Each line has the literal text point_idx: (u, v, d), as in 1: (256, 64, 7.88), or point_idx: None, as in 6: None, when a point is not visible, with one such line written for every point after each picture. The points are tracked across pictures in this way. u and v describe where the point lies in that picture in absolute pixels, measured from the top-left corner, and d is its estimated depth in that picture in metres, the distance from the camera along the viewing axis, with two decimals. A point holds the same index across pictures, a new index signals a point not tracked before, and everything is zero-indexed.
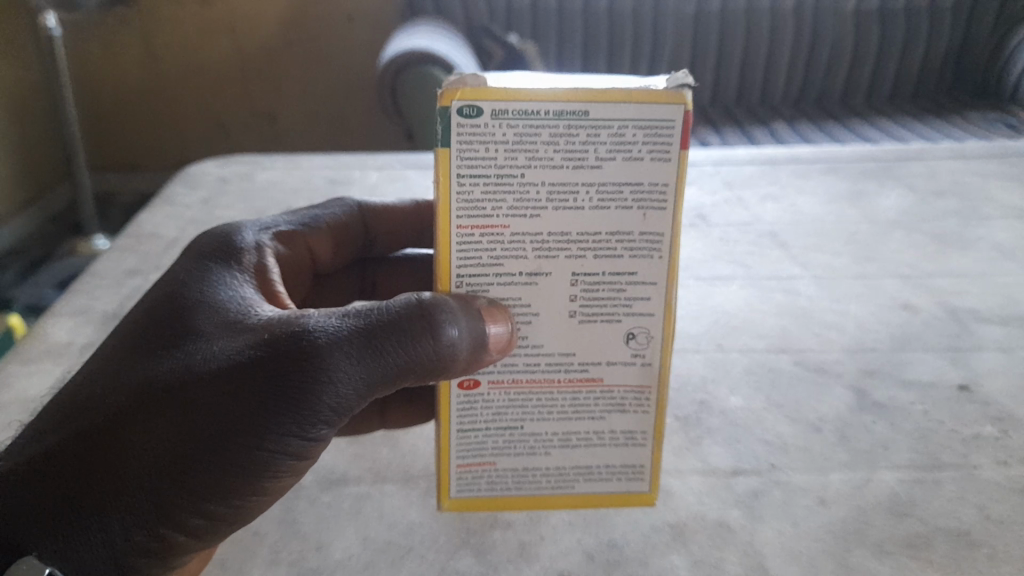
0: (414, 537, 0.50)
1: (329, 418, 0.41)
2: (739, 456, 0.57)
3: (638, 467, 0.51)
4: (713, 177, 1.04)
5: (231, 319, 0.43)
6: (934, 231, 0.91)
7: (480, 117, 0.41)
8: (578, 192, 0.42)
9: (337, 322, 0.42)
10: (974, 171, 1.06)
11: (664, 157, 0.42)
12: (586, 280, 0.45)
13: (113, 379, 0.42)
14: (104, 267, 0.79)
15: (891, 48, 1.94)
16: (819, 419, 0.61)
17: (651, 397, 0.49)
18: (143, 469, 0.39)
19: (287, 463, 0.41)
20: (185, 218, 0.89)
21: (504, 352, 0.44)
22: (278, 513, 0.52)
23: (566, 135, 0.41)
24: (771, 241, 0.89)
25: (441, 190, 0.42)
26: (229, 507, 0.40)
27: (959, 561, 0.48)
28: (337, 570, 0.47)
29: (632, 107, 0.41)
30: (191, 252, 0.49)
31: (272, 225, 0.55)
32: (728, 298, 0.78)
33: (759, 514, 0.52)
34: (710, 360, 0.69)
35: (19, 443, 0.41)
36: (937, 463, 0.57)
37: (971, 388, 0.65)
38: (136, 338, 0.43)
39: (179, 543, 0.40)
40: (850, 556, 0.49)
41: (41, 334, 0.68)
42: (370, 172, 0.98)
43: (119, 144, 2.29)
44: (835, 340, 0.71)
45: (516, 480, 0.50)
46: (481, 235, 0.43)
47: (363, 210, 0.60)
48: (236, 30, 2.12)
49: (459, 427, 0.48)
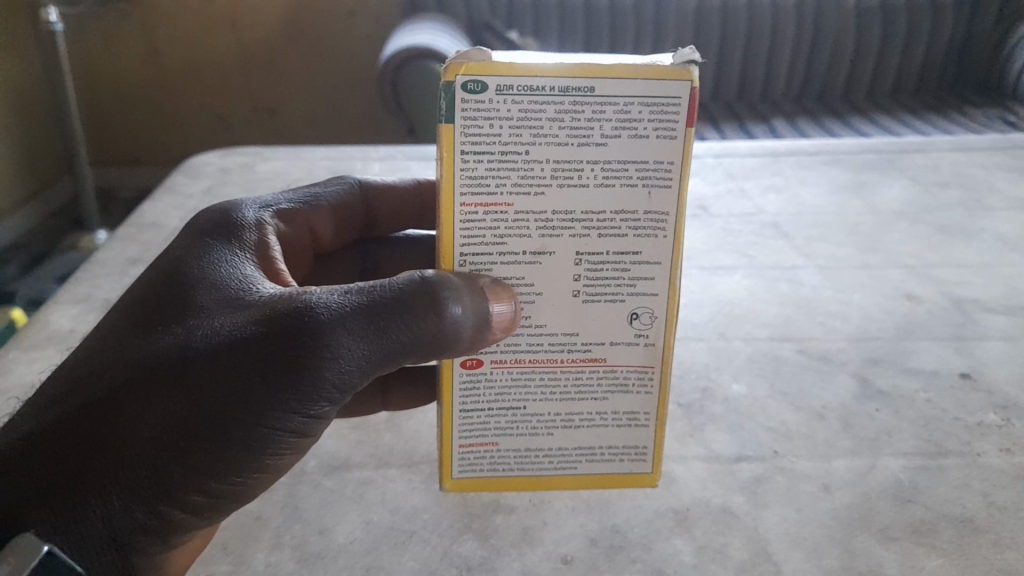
0: (416, 521, 0.50)
1: (331, 395, 0.40)
2: (742, 443, 0.57)
3: (642, 448, 0.51)
4: (715, 169, 1.04)
5: (232, 296, 0.43)
6: (937, 222, 0.91)
7: (485, 92, 0.40)
8: (583, 170, 0.42)
9: (340, 298, 0.41)
10: (977, 164, 1.06)
11: (670, 134, 0.42)
12: (590, 260, 0.45)
13: (112, 355, 0.41)
14: (107, 256, 0.79)
15: (894, 43, 1.94)
16: (822, 408, 0.61)
17: (655, 378, 0.49)
18: (144, 446, 0.39)
19: (289, 440, 0.41)
20: (187, 208, 0.89)
21: (507, 332, 0.44)
22: (280, 498, 0.51)
23: (571, 112, 0.41)
24: (774, 232, 0.89)
25: (445, 168, 0.42)
26: (230, 484, 0.40)
27: (964, 548, 0.48)
28: (339, 555, 0.47)
29: (638, 84, 0.41)
30: (192, 229, 0.49)
31: (272, 203, 0.55)
32: (731, 288, 0.78)
33: (763, 500, 0.52)
34: (713, 349, 0.68)
35: (18, 420, 0.41)
36: (941, 450, 0.56)
37: (975, 376, 0.65)
38: (137, 316, 0.43)
39: (180, 520, 0.40)
40: (854, 543, 0.49)
41: (42, 322, 0.68)
42: (372, 163, 0.98)
43: (121, 140, 2.29)
44: (838, 330, 0.71)
45: (519, 460, 0.50)
46: (485, 213, 0.43)
47: (364, 188, 0.59)
48: (238, 24, 2.12)
49: (462, 406, 0.48)
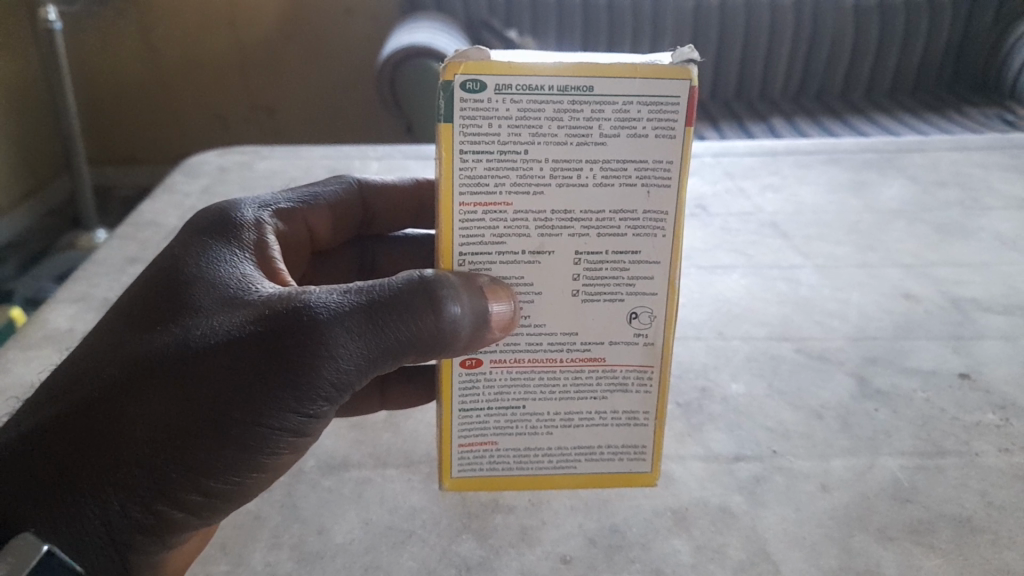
0: (415, 521, 0.50)
1: (330, 395, 0.40)
2: (740, 443, 0.57)
3: (641, 447, 0.51)
4: (714, 168, 1.04)
5: (231, 296, 0.43)
6: (935, 222, 0.91)
7: (483, 92, 0.40)
8: (582, 169, 0.42)
9: (338, 297, 0.41)
10: (976, 163, 1.06)
11: (669, 134, 0.42)
12: (589, 259, 0.45)
13: (110, 354, 0.41)
14: (105, 255, 0.79)
15: (892, 42, 1.94)
16: (821, 407, 0.61)
17: (654, 376, 0.48)
18: (141, 445, 0.38)
19: (287, 439, 0.40)
20: (185, 207, 0.89)
21: (506, 332, 0.44)
22: (278, 498, 0.51)
23: (570, 111, 0.41)
24: (773, 232, 0.89)
25: (444, 167, 0.41)
26: (229, 484, 0.40)
27: (962, 548, 0.48)
28: (338, 554, 0.47)
29: (637, 83, 0.41)
30: (191, 227, 0.49)
31: (271, 202, 0.54)
32: (730, 286, 0.78)
33: (761, 499, 0.52)
34: (712, 348, 0.68)
35: (17, 418, 0.41)
36: (939, 450, 0.57)
37: (973, 375, 0.65)
38: (135, 315, 0.43)
39: (179, 519, 0.40)
40: (853, 542, 0.49)
41: (39, 321, 0.67)
42: (370, 162, 0.98)
43: (119, 139, 2.29)
44: (836, 329, 0.71)
45: (518, 459, 0.50)
46: (484, 212, 0.43)
47: (362, 186, 0.59)
48: (236, 23, 2.11)
49: (461, 406, 0.48)
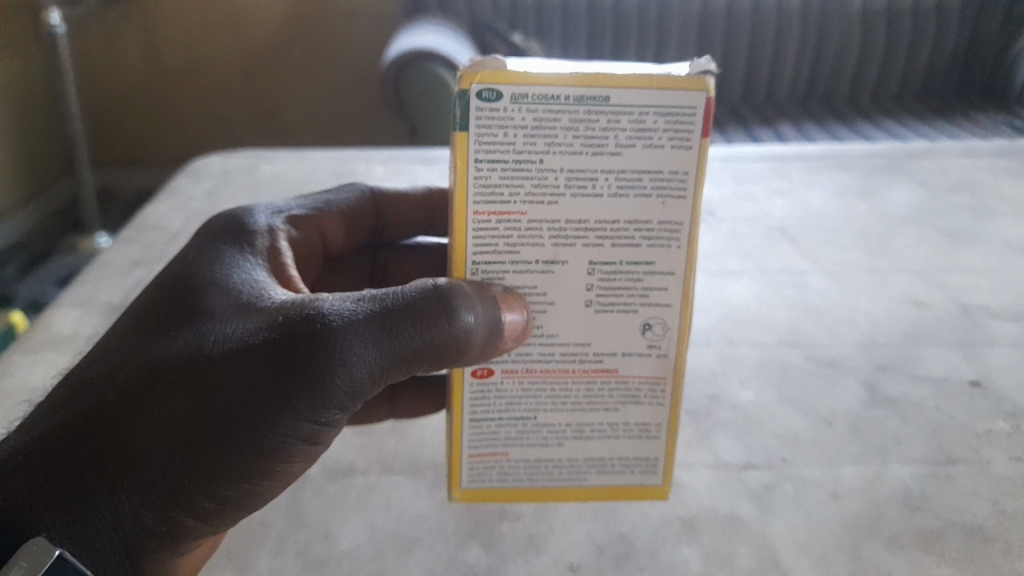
0: (421, 528, 0.49)
1: (343, 403, 0.40)
2: (750, 450, 0.57)
3: (653, 460, 0.50)
4: (721, 173, 1.04)
5: (244, 302, 0.42)
6: (945, 227, 0.90)
7: (499, 100, 0.40)
8: (597, 180, 0.42)
9: (352, 305, 0.41)
10: (984, 168, 1.05)
11: (685, 145, 0.42)
12: (603, 270, 0.44)
13: (124, 357, 0.41)
14: (109, 258, 0.79)
15: (899, 46, 1.94)
16: (830, 414, 0.61)
17: (667, 390, 0.48)
18: (155, 450, 0.38)
19: (300, 448, 0.40)
20: (189, 210, 0.89)
21: (519, 341, 0.44)
22: (284, 503, 0.51)
23: (585, 121, 0.41)
24: (780, 237, 0.88)
25: (458, 175, 0.41)
26: (241, 491, 0.40)
27: (974, 557, 0.48)
28: (344, 561, 0.47)
29: (654, 93, 0.41)
30: (203, 232, 0.49)
31: (284, 208, 0.54)
32: (738, 292, 0.78)
33: (770, 507, 0.52)
34: (720, 354, 0.68)
35: (29, 421, 0.41)
36: (950, 458, 0.56)
37: (984, 383, 0.64)
38: (149, 319, 0.43)
39: (189, 527, 0.40)
40: (862, 549, 0.48)
41: (44, 325, 0.67)
42: (376, 165, 0.98)
43: (121, 141, 2.29)
44: (845, 335, 0.71)
45: (529, 471, 0.50)
46: (498, 221, 0.42)
47: (375, 195, 0.59)
48: (240, 27, 2.12)
49: (472, 416, 0.47)
